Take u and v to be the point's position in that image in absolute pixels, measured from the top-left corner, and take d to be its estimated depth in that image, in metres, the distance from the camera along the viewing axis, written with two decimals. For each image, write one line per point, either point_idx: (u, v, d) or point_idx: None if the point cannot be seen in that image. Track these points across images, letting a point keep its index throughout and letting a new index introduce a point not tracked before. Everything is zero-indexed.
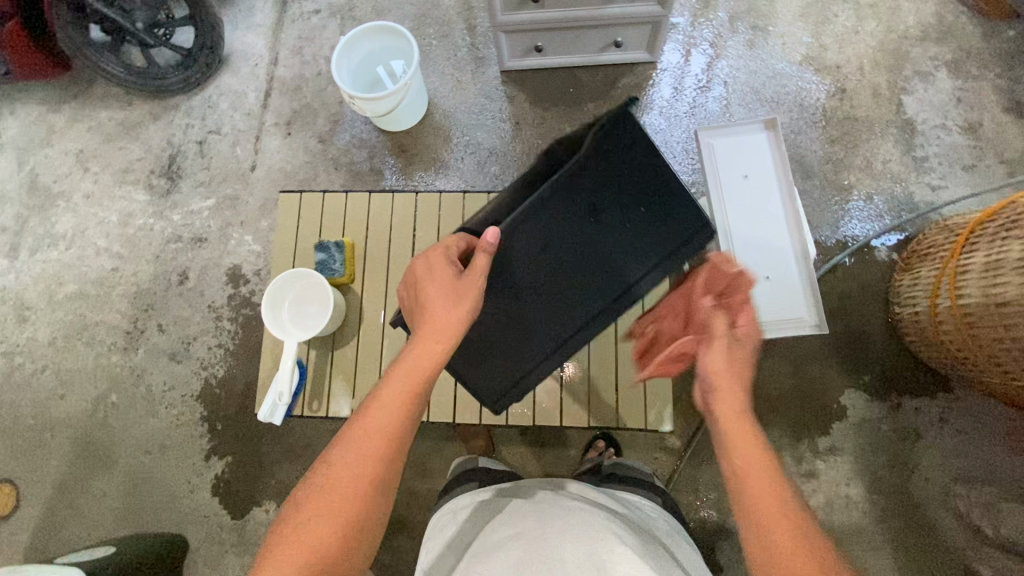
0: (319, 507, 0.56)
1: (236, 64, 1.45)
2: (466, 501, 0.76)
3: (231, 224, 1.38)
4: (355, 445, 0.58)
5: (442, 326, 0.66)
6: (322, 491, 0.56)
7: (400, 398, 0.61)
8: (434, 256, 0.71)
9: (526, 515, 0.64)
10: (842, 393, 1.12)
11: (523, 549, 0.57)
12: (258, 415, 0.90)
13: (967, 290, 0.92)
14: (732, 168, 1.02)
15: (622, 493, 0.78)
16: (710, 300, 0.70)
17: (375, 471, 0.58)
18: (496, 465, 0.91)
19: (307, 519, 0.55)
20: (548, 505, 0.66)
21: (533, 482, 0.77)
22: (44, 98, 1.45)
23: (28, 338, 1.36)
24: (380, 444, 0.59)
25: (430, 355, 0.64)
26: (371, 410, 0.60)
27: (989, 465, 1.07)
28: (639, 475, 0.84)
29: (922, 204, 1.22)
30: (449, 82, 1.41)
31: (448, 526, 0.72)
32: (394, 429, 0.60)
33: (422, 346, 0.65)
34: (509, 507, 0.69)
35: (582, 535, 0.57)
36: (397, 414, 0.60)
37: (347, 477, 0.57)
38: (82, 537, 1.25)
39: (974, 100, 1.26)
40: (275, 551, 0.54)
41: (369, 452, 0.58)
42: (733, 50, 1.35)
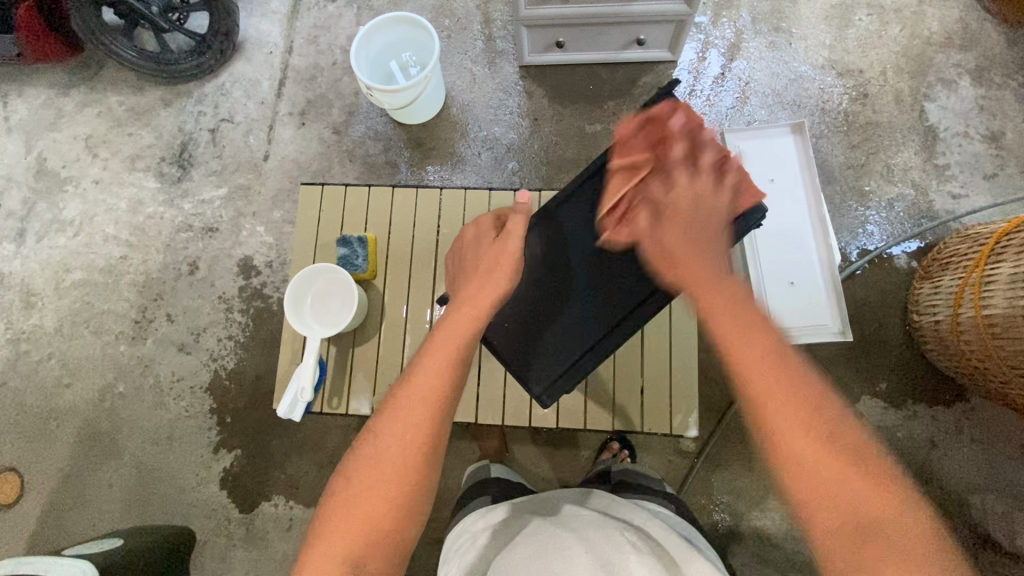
0: (367, 482, 0.55)
1: (250, 52, 1.43)
2: (487, 514, 0.76)
3: (243, 215, 1.36)
4: (399, 413, 0.58)
5: (482, 290, 0.68)
6: (369, 461, 0.56)
7: (442, 360, 0.61)
8: (477, 232, 0.78)
9: (542, 529, 0.63)
10: (858, 401, 1.12)
11: (538, 554, 0.57)
12: (278, 410, 0.89)
13: (992, 301, 0.92)
14: (759, 171, 1.01)
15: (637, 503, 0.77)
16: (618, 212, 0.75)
17: (423, 436, 0.57)
18: (511, 476, 0.91)
19: (357, 487, 0.55)
20: (566, 518, 0.65)
21: (554, 498, 0.76)
22: (52, 81, 1.43)
23: (34, 325, 1.34)
24: (426, 409, 0.58)
25: (467, 317, 0.65)
26: (413, 378, 0.60)
27: (1003, 475, 1.07)
28: (654, 483, 0.84)
29: (942, 212, 1.21)
30: (466, 76, 1.39)
31: (467, 540, 0.71)
32: (438, 392, 0.59)
33: (457, 317, 0.66)
34: (527, 521, 0.69)
35: (598, 543, 0.57)
36: (440, 379, 0.60)
37: (393, 448, 0.56)
38: (87, 528, 1.24)
39: (996, 108, 1.25)
40: (326, 524, 0.53)
41: (414, 419, 0.58)
42: (754, 50, 1.33)
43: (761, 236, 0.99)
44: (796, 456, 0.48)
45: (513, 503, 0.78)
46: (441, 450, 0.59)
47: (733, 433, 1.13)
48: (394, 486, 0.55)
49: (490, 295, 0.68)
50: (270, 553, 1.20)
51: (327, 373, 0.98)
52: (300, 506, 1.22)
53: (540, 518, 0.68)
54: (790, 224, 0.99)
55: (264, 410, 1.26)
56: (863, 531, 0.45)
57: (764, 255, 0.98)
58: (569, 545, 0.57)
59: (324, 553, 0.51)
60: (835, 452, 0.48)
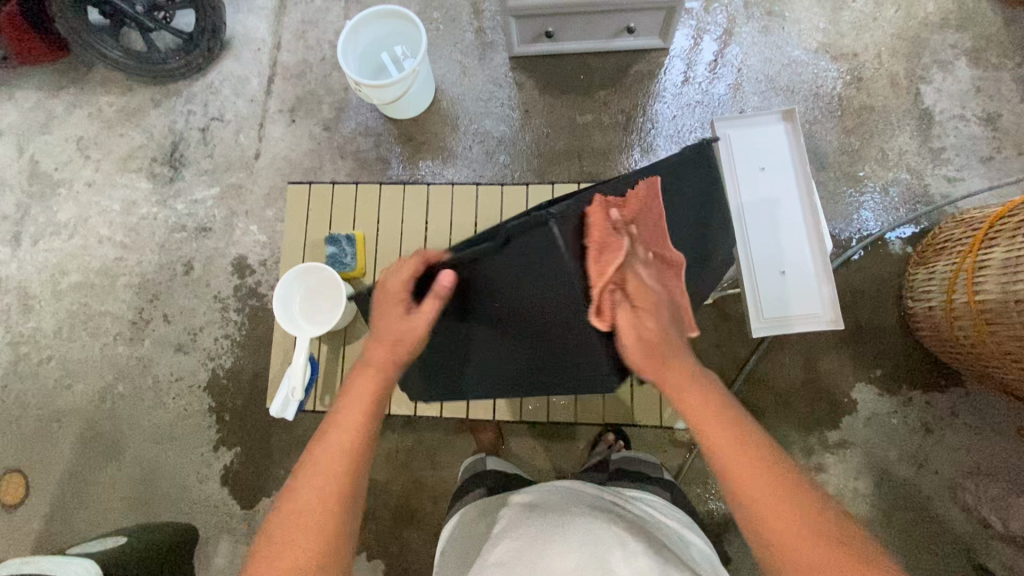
0: (294, 534, 0.56)
1: (238, 49, 1.42)
2: (476, 510, 0.76)
3: (236, 213, 1.36)
4: (316, 470, 0.59)
5: (380, 348, 0.66)
6: (293, 514, 0.57)
7: (353, 421, 0.62)
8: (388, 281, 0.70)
9: (525, 520, 0.63)
10: (853, 387, 1.12)
11: (522, 547, 0.57)
12: (270, 411, 0.91)
13: (986, 287, 0.91)
14: (749, 159, 1.00)
15: (629, 491, 0.77)
16: (611, 302, 0.61)
17: (341, 485, 0.59)
18: (504, 466, 0.91)
19: (282, 542, 0.56)
20: (548, 507, 0.65)
21: (530, 490, 0.75)
22: (42, 83, 1.42)
23: (34, 327, 1.35)
24: (342, 463, 0.60)
25: (371, 380, 0.65)
26: (328, 432, 0.61)
27: (999, 459, 1.07)
28: (645, 471, 0.84)
29: (938, 196, 1.20)
30: (455, 68, 1.38)
31: (462, 536, 0.72)
32: (354, 447, 0.61)
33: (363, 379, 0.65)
34: (509, 515, 0.69)
35: (576, 530, 0.57)
36: (356, 434, 0.61)
37: (312, 498, 0.58)
38: (91, 526, 1.26)
39: (992, 90, 1.23)
40: None
41: (328, 475, 0.59)
42: (747, 35, 1.31)
43: (751, 227, 0.98)
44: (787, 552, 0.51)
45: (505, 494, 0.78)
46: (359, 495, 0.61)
47: None
48: (322, 526, 0.57)
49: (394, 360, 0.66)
50: None
51: (320, 371, 0.99)
52: None
53: (522, 510, 0.68)
54: (781, 213, 0.98)
55: (262, 408, 1.28)
56: None
57: (753, 246, 0.97)
58: (550, 537, 0.56)
59: None
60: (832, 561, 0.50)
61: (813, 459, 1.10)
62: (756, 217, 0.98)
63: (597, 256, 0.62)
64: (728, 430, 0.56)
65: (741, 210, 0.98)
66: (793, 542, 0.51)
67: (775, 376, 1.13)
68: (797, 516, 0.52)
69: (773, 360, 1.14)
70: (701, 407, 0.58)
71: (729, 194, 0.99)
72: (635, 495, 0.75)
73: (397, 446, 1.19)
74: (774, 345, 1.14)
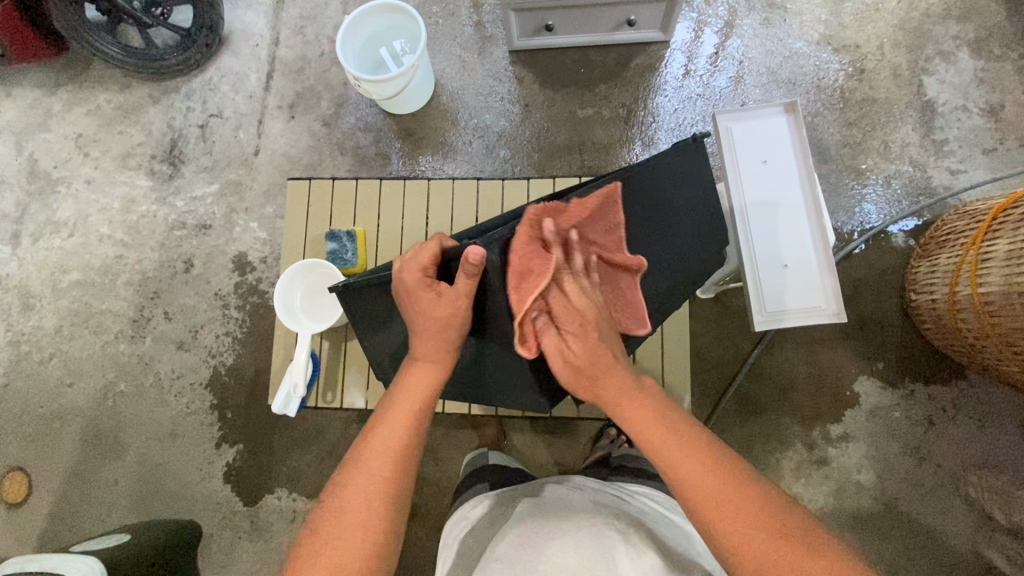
0: (338, 527, 0.57)
1: (236, 45, 1.41)
2: (477, 508, 0.75)
3: (236, 210, 1.36)
4: (363, 464, 0.61)
5: (427, 348, 0.66)
6: (337, 507, 0.59)
7: (402, 419, 0.63)
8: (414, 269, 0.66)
9: (528, 517, 0.63)
10: (855, 380, 1.12)
11: (525, 542, 0.57)
12: (273, 407, 0.90)
13: (989, 279, 0.91)
14: (751, 152, 0.99)
15: (632, 486, 0.77)
16: (532, 329, 0.59)
17: (388, 482, 0.60)
18: (508, 462, 0.92)
19: (325, 534, 0.57)
20: (552, 504, 0.66)
21: (529, 487, 0.76)
22: (40, 80, 1.42)
23: (35, 326, 1.35)
24: (388, 460, 0.61)
25: (422, 379, 0.66)
26: (377, 429, 0.63)
27: (1002, 451, 1.07)
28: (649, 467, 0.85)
29: (940, 188, 1.20)
30: (455, 63, 1.37)
31: (464, 531, 0.72)
32: (400, 446, 0.62)
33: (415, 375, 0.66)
34: (511, 514, 0.69)
35: (576, 527, 0.57)
36: (403, 433, 0.63)
37: (365, 493, 0.59)
38: (95, 524, 1.26)
39: (995, 81, 1.22)
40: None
41: (380, 472, 0.60)
42: (748, 27, 1.31)
43: (752, 220, 0.97)
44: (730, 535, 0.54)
45: (506, 490, 0.78)
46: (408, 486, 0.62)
47: (733, 414, 1.13)
48: (368, 521, 0.58)
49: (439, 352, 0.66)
50: (275, 544, 1.22)
51: (321, 368, 0.99)
52: (303, 497, 1.24)
53: (522, 508, 0.68)
54: (783, 205, 0.97)
55: (264, 405, 1.27)
56: None
57: (754, 239, 0.97)
58: (555, 531, 0.57)
59: None
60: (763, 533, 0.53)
61: (816, 453, 1.10)
62: (758, 210, 0.97)
63: (521, 268, 0.58)
64: (661, 427, 0.59)
65: (743, 203, 0.98)
66: (731, 523, 0.54)
67: (778, 370, 1.13)
68: (736, 500, 0.55)
69: (776, 353, 1.14)
70: (635, 411, 0.60)
71: (730, 188, 0.98)
72: (638, 490, 0.75)
73: None
74: (776, 338, 1.14)
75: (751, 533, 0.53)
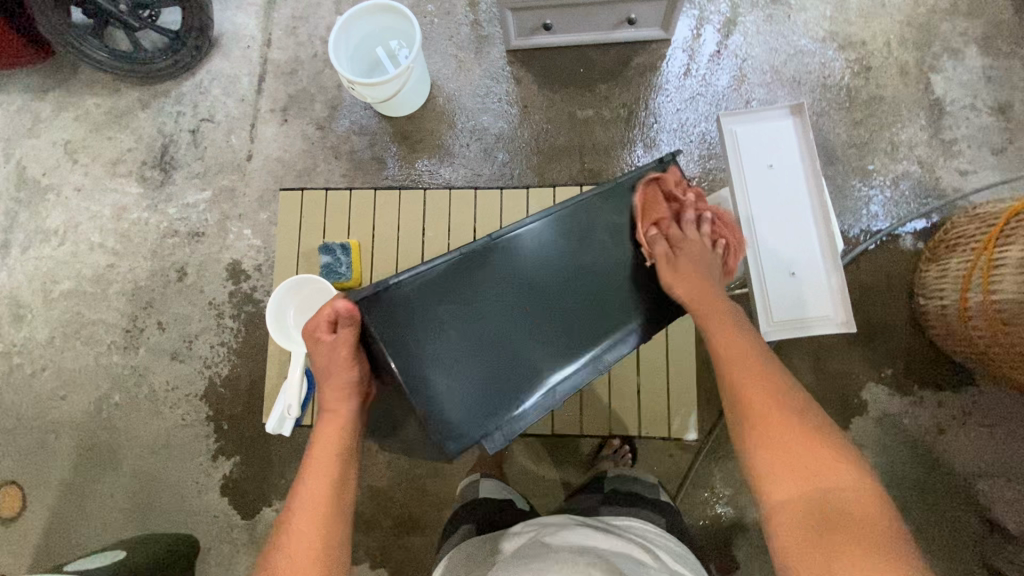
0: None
1: (227, 47, 1.38)
2: (467, 551, 0.73)
3: (229, 218, 1.33)
4: (295, 525, 0.63)
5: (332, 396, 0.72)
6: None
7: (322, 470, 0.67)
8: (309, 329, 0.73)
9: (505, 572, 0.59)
10: (863, 388, 1.10)
11: None
12: (267, 428, 0.89)
13: (1002, 286, 0.88)
14: (757, 157, 0.96)
15: (617, 520, 0.74)
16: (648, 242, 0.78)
17: (320, 535, 0.62)
18: (496, 493, 0.89)
19: None
20: (529, 555, 0.62)
21: (519, 538, 0.70)
22: (26, 85, 1.38)
23: (26, 337, 1.32)
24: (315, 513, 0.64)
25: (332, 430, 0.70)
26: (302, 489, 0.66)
27: (1012, 459, 1.05)
28: (641, 492, 0.82)
29: (949, 190, 1.17)
30: (451, 63, 1.33)
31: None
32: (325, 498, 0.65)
33: (327, 425, 0.71)
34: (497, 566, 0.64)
35: None
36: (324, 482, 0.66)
37: (301, 544, 0.62)
38: (90, 539, 1.24)
39: (1005, 79, 1.19)
40: None
41: (308, 524, 0.63)
42: (751, 24, 1.27)
43: (759, 227, 0.95)
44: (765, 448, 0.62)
45: (492, 538, 0.75)
46: (341, 531, 0.64)
47: None
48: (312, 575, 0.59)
49: (343, 395, 0.72)
50: None
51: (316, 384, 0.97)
52: None
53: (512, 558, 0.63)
54: (790, 211, 0.95)
55: (261, 416, 1.25)
56: (827, 524, 0.54)
57: (762, 246, 0.94)
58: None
59: None
60: (807, 450, 0.60)
61: None
62: (764, 216, 0.95)
63: (648, 221, 0.79)
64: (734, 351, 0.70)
65: (748, 210, 0.95)
66: (778, 441, 0.61)
67: None
68: (787, 423, 0.62)
69: (782, 361, 1.11)
70: (706, 308, 0.74)
71: (735, 194, 0.96)
72: (625, 525, 0.72)
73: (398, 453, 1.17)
74: (781, 345, 1.12)
75: (780, 430, 0.62)
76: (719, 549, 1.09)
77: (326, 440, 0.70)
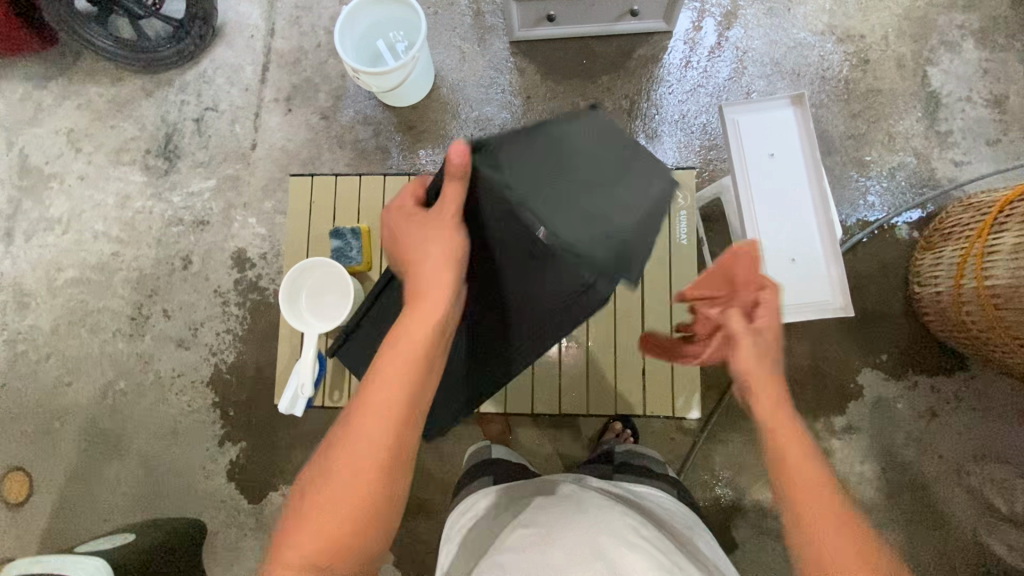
0: (324, 498, 0.52)
1: (230, 36, 1.38)
2: (490, 494, 0.76)
3: (234, 206, 1.34)
4: (359, 418, 0.54)
5: (430, 272, 0.62)
6: (330, 471, 0.53)
7: (404, 361, 0.56)
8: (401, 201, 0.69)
9: (544, 512, 0.63)
10: (859, 372, 1.12)
11: (539, 536, 0.57)
12: (280, 406, 0.91)
13: (996, 272, 0.91)
14: (758, 146, 0.98)
15: (634, 486, 0.77)
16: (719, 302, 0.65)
17: (387, 442, 0.53)
18: (509, 456, 0.91)
19: (310, 506, 0.53)
20: (563, 500, 0.65)
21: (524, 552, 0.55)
22: (28, 73, 1.38)
23: (31, 325, 1.33)
24: (388, 415, 0.54)
25: (426, 315, 0.59)
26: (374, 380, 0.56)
27: (1002, 442, 1.08)
28: (652, 465, 0.85)
29: (945, 180, 1.19)
30: (455, 54, 1.34)
31: (467, 523, 0.72)
32: (396, 401, 0.54)
33: (423, 308, 0.59)
34: (522, 516, 0.65)
35: (597, 530, 0.56)
36: (402, 376, 0.55)
37: (358, 444, 0.53)
38: (97, 524, 1.25)
39: (1000, 71, 1.22)
40: (281, 545, 0.52)
41: (372, 422, 0.53)
42: (752, 17, 1.29)
43: (760, 214, 0.97)
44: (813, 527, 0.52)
45: (510, 484, 0.79)
46: (414, 449, 0.56)
47: (736, 407, 1.14)
48: (360, 489, 0.52)
49: (440, 275, 0.62)
50: None
51: (328, 368, 0.98)
52: None
53: (539, 509, 0.65)
54: (790, 200, 0.97)
55: (267, 401, 1.27)
56: None
57: (763, 234, 0.96)
58: (567, 530, 0.57)
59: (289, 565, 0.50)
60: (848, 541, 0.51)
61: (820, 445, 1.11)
62: (765, 204, 0.97)
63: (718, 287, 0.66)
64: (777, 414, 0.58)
65: (749, 197, 0.97)
66: (822, 521, 0.51)
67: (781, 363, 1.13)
68: (825, 499, 0.53)
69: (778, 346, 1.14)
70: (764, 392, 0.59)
71: (737, 183, 0.98)
72: (641, 492, 0.76)
73: None
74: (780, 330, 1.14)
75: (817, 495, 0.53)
76: (719, 529, 1.12)
77: (422, 326, 0.58)
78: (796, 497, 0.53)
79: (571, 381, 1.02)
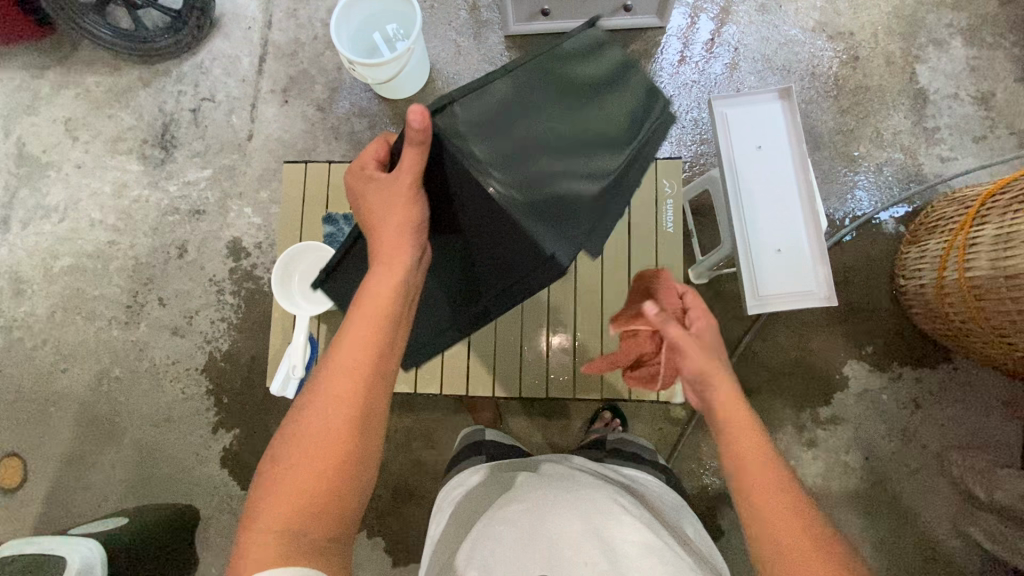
0: (298, 459, 0.54)
1: (228, 27, 1.39)
2: (480, 470, 0.78)
3: (230, 196, 1.35)
4: (329, 381, 0.57)
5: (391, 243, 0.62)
6: (301, 432, 0.55)
7: (369, 327, 0.59)
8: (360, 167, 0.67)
9: (535, 487, 0.64)
10: (845, 362, 1.14)
11: (526, 512, 0.58)
12: (271, 388, 0.93)
13: (977, 264, 0.93)
14: (746, 138, 1.00)
15: (622, 469, 0.79)
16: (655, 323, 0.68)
17: (354, 403, 0.56)
18: (504, 438, 0.92)
19: (284, 468, 0.54)
20: (555, 477, 0.67)
21: (507, 538, 0.55)
22: (27, 62, 1.39)
23: (27, 312, 1.34)
24: (354, 376, 0.57)
25: (385, 282, 0.61)
26: (342, 345, 0.58)
27: (982, 434, 1.10)
28: (642, 452, 0.86)
29: (931, 175, 1.21)
30: (450, 47, 1.36)
31: (456, 496, 0.74)
32: (364, 362, 0.58)
33: (380, 275, 0.61)
34: (513, 491, 0.66)
35: (587, 506, 0.57)
36: (368, 340, 0.58)
37: (328, 404, 0.56)
38: (91, 509, 1.26)
39: (986, 69, 1.24)
40: (258, 509, 0.53)
41: (342, 384, 0.56)
42: (744, 14, 1.31)
43: (747, 205, 0.98)
44: (768, 517, 0.53)
45: (499, 462, 0.80)
46: (380, 408, 0.59)
47: None
48: (332, 447, 0.54)
49: (401, 244, 0.63)
50: None
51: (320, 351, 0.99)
52: None
53: (530, 485, 0.66)
54: (776, 191, 0.98)
55: (261, 389, 1.28)
56: None
57: (750, 224, 0.98)
58: (558, 505, 0.58)
59: (268, 526, 0.52)
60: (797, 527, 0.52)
61: (805, 435, 1.12)
62: (752, 196, 0.98)
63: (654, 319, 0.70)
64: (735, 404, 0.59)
65: (737, 188, 0.99)
66: (772, 510, 0.54)
67: (767, 353, 1.15)
68: (778, 489, 0.55)
69: (765, 336, 1.15)
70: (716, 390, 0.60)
71: (724, 174, 0.99)
72: (631, 475, 0.77)
73: (396, 426, 1.20)
74: (767, 322, 1.16)
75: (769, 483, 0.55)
76: (705, 517, 1.13)
77: (377, 293, 0.60)
78: (750, 488, 0.55)
79: (560, 368, 1.03)
